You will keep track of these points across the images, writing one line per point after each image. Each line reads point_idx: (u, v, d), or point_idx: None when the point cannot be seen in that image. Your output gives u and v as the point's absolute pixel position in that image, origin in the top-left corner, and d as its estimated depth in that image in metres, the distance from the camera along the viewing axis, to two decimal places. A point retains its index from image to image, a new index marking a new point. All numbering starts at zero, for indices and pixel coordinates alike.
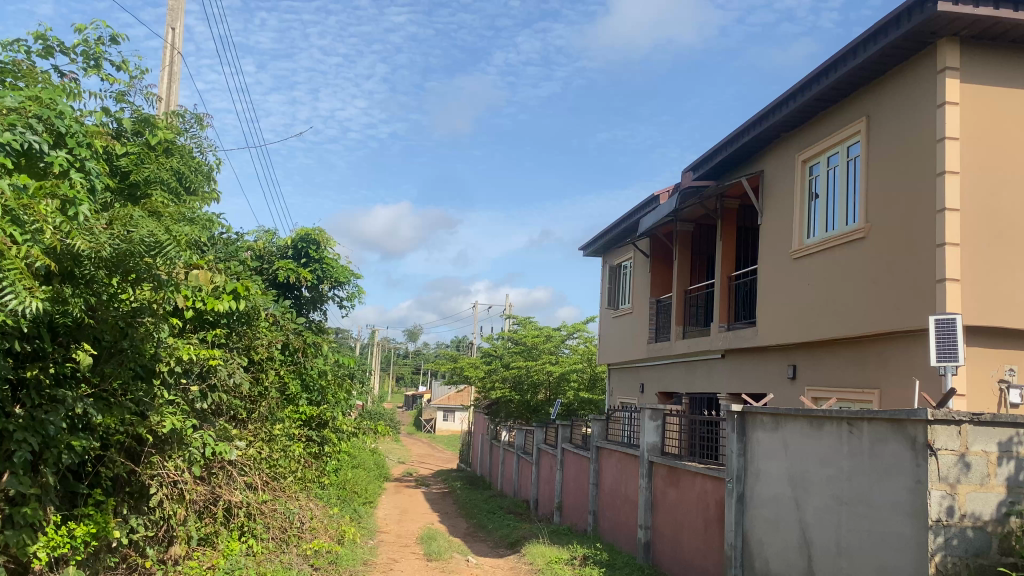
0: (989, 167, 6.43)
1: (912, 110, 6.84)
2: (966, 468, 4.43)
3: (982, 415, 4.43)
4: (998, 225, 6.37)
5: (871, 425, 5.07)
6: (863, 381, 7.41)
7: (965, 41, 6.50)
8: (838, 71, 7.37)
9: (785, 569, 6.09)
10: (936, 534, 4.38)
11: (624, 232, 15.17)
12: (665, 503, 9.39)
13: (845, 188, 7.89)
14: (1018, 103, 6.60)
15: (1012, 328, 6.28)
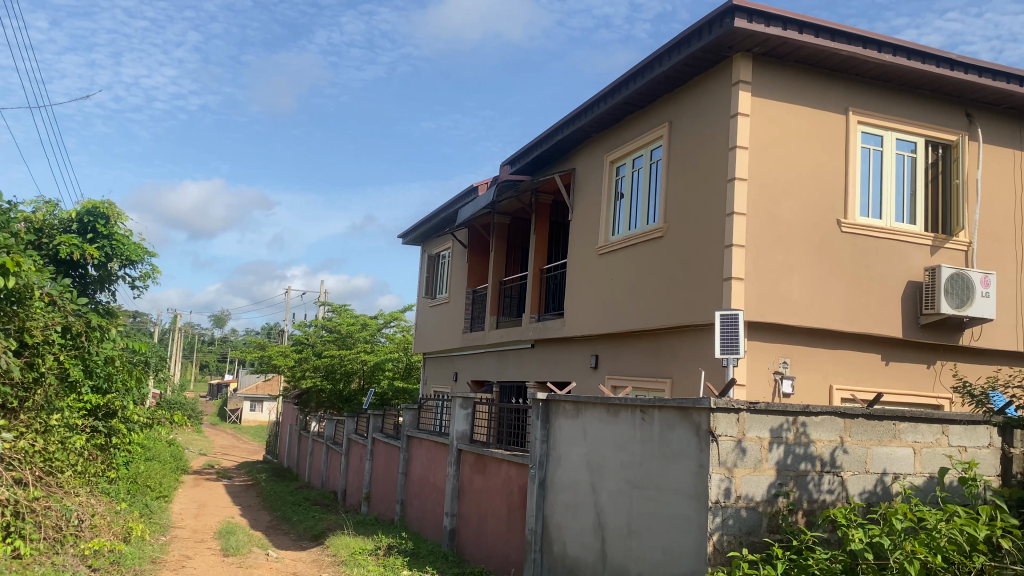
0: (773, 176, 6.96)
1: (709, 118, 7.30)
2: (742, 453, 4.77)
3: (757, 404, 4.79)
4: (777, 230, 6.91)
5: (661, 412, 5.35)
6: (657, 371, 7.83)
7: (757, 58, 7.00)
8: (644, 77, 7.72)
9: (580, 551, 6.33)
10: (714, 515, 4.68)
11: (442, 222, 15.19)
12: (471, 490, 9.49)
13: (648, 188, 8.29)
14: (804, 119, 7.14)
15: (788, 324, 6.83)
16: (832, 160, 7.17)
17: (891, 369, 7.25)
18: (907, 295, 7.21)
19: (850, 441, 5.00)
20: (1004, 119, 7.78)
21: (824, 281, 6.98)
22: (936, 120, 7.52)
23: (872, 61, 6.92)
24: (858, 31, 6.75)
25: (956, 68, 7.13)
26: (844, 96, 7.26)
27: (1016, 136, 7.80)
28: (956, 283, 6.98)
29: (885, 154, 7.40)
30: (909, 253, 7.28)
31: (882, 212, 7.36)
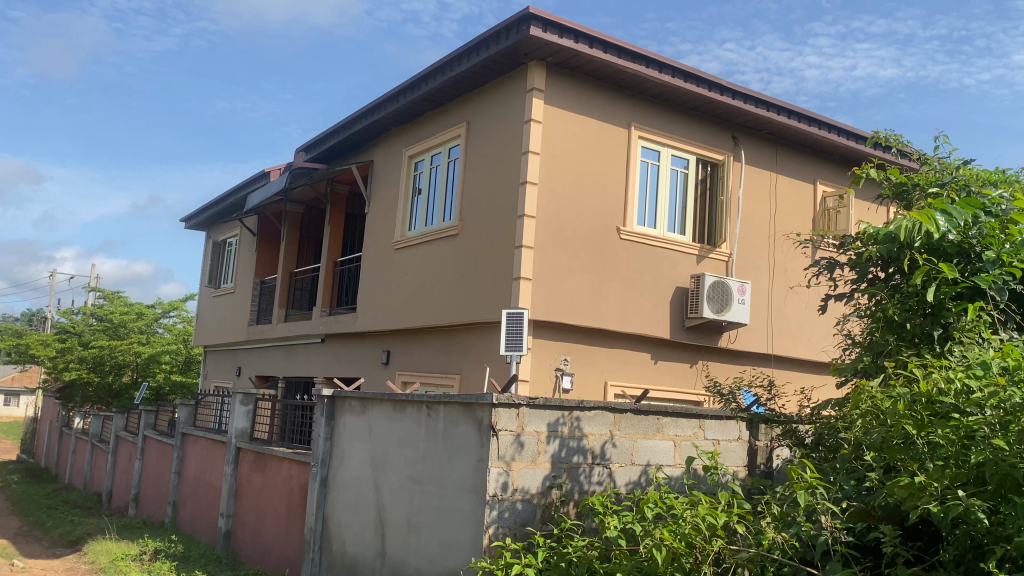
0: (562, 181, 7.24)
1: (504, 122, 7.48)
2: (520, 447, 4.90)
3: (536, 399, 4.95)
4: (564, 234, 7.19)
5: (446, 408, 5.39)
6: (445, 367, 7.91)
7: (550, 67, 7.25)
8: (443, 75, 7.76)
9: (360, 548, 6.25)
10: (492, 508, 4.78)
11: (230, 207, 14.45)
12: (249, 489, 9.09)
13: (444, 186, 8.35)
14: (592, 129, 7.48)
15: (569, 323, 7.14)
16: (615, 170, 7.57)
17: (659, 367, 7.77)
18: (675, 300, 7.77)
19: (619, 434, 5.30)
20: (764, 143, 8.58)
21: (604, 284, 7.36)
22: (706, 139, 8.16)
23: (653, 80, 7.41)
24: (641, 51, 7.19)
25: (724, 93, 7.81)
26: (628, 111, 7.70)
27: (774, 160, 8.64)
28: (717, 290, 7.64)
29: (661, 168, 7.92)
30: (678, 261, 7.85)
31: (656, 222, 7.88)
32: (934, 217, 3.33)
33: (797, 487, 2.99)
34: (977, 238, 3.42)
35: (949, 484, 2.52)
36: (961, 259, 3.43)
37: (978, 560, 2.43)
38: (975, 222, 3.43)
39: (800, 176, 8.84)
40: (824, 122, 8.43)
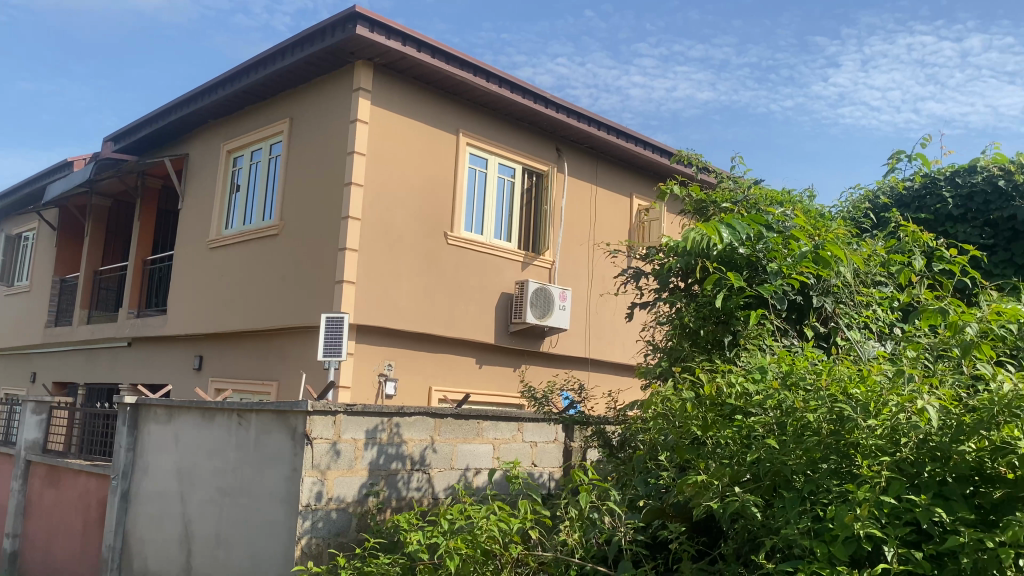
0: (388, 184, 7.15)
1: (328, 121, 7.30)
2: (336, 455, 4.77)
3: (354, 406, 4.84)
4: (389, 237, 7.11)
5: (258, 416, 5.17)
6: (262, 372, 7.59)
7: (377, 68, 7.15)
8: (265, 69, 7.47)
9: (163, 566, 5.87)
10: (304, 518, 4.61)
11: (26, 198, 13.24)
12: (40, 506, 8.33)
13: (265, 184, 8.03)
14: (419, 132, 7.43)
15: (393, 328, 7.05)
16: (442, 174, 7.56)
17: (483, 371, 7.84)
18: (500, 305, 7.89)
19: (438, 440, 5.29)
20: (585, 156, 8.90)
21: (429, 288, 7.34)
22: (531, 150, 8.35)
23: (480, 88, 7.50)
24: (468, 58, 7.25)
25: (549, 105, 8.04)
26: (455, 116, 7.73)
27: (594, 172, 8.98)
28: (540, 296, 7.83)
29: (489, 176, 8.01)
30: (503, 267, 7.96)
31: (482, 228, 7.95)
32: (716, 230, 3.59)
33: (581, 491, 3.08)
34: (763, 251, 3.70)
35: (727, 482, 2.69)
36: (749, 270, 3.71)
37: (752, 552, 2.60)
38: (760, 237, 3.71)
39: (618, 189, 9.24)
40: (641, 139, 8.86)
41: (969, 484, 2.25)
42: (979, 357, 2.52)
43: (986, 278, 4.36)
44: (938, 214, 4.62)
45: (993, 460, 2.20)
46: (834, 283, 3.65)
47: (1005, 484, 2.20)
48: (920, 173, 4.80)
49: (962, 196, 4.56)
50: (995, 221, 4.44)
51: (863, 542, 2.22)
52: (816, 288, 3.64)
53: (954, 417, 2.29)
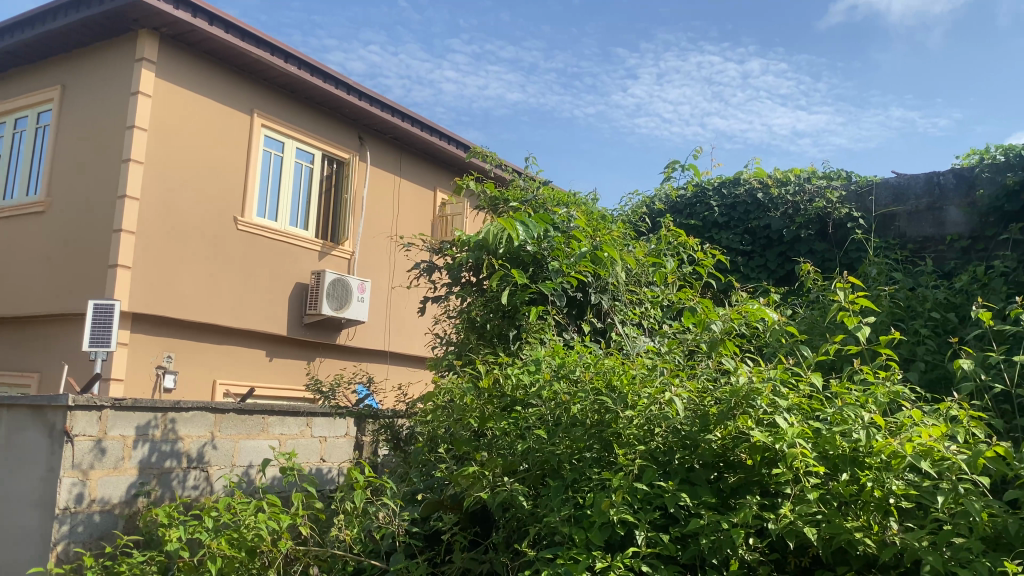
0: (172, 163, 6.70)
1: (105, 91, 6.73)
2: (101, 453, 4.26)
3: (123, 400, 4.35)
4: (172, 220, 6.67)
5: (8, 412, 4.43)
6: (20, 363, 6.86)
7: (164, 38, 6.68)
8: (32, 29, 6.76)
9: None
10: (61, 523, 4.04)
11: None
12: None
13: (29, 155, 7.26)
14: (209, 110, 7.02)
15: (174, 318, 6.63)
16: (234, 157, 7.20)
17: (273, 364, 7.56)
18: (293, 295, 7.63)
19: (219, 436, 4.96)
20: (388, 147, 8.80)
21: (216, 276, 6.97)
22: (331, 137, 8.14)
23: (277, 69, 7.21)
24: (265, 36, 6.94)
25: (351, 92, 7.88)
26: (250, 97, 7.38)
27: (397, 163, 8.91)
28: (336, 287, 7.65)
29: (285, 160, 7.72)
30: (299, 256, 7.71)
31: (277, 215, 7.66)
32: (513, 227, 3.59)
33: (358, 484, 3.03)
34: (547, 249, 3.79)
35: (499, 472, 2.75)
36: (534, 266, 3.79)
37: (518, 541, 2.68)
38: (546, 236, 3.79)
39: (421, 182, 9.22)
40: (444, 133, 8.91)
41: (715, 469, 2.44)
42: (724, 353, 2.73)
43: (743, 282, 4.77)
44: (706, 221, 5.00)
45: (733, 447, 2.39)
46: (611, 281, 3.83)
47: (742, 470, 2.40)
48: (692, 183, 5.15)
49: (726, 206, 4.97)
50: (753, 229, 4.86)
51: (617, 527, 2.33)
52: (594, 285, 3.80)
53: (699, 408, 2.46)
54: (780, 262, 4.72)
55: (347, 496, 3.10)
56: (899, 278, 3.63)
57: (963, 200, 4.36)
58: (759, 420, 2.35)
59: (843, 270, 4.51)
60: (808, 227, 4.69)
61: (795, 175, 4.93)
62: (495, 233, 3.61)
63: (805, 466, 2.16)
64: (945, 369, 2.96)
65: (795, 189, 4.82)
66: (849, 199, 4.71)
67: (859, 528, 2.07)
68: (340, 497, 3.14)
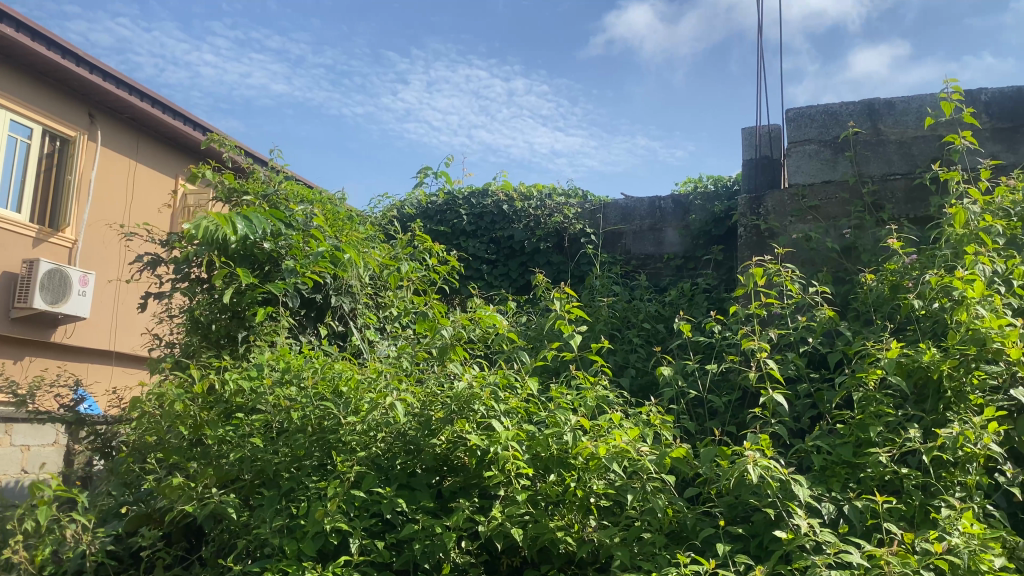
0: None
1: None
2: None
3: None
4: None
5: None
6: None
7: None
8: None
9: None
10: None
11: None
12: None
13: None
14: None
15: None
16: None
17: None
18: None
19: None
20: (123, 127, 8.07)
21: None
22: (55, 112, 7.31)
23: None
24: None
25: (81, 64, 7.12)
26: None
27: (134, 145, 8.21)
28: (53, 278, 6.88)
29: None
30: (8, 242, 6.82)
31: None
32: (230, 222, 3.34)
33: (41, 499, 2.65)
34: (285, 247, 3.60)
35: (211, 483, 2.57)
36: (269, 265, 3.58)
37: (227, 555, 2.52)
38: (281, 233, 3.60)
39: (159, 168, 8.55)
40: (189, 118, 8.33)
41: (436, 474, 2.46)
42: (453, 359, 2.71)
43: (486, 289, 4.88)
44: (454, 229, 5.05)
45: (454, 451, 2.41)
46: (350, 284, 3.72)
47: (460, 474, 2.44)
48: (443, 190, 5.21)
49: (474, 215, 5.07)
50: (498, 239, 5.01)
51: (330, 536, 2.24)
52: (332, 287, 3.66)
53: (422, 414, 2.45)
54: (521, 271, 4.89)
55: (28, 513, 2.71)
56: (620, 292, 3.89)
57: (679, 223, 4.78)
58: (476, 424, 2.38)
59: (575, 281, 4.77)
60: (547, 240, 4.91)
61: (538, 190, 5.12)
62: (210, 227, 3.35)
63: (517, 468, 2.23)
64: (651, 377, 3.19)
65: (537, 203, 5.02)
66: (583, 217, 5.00)
67: (561, 528, 2.17)
68: (20, 516, 2.73)
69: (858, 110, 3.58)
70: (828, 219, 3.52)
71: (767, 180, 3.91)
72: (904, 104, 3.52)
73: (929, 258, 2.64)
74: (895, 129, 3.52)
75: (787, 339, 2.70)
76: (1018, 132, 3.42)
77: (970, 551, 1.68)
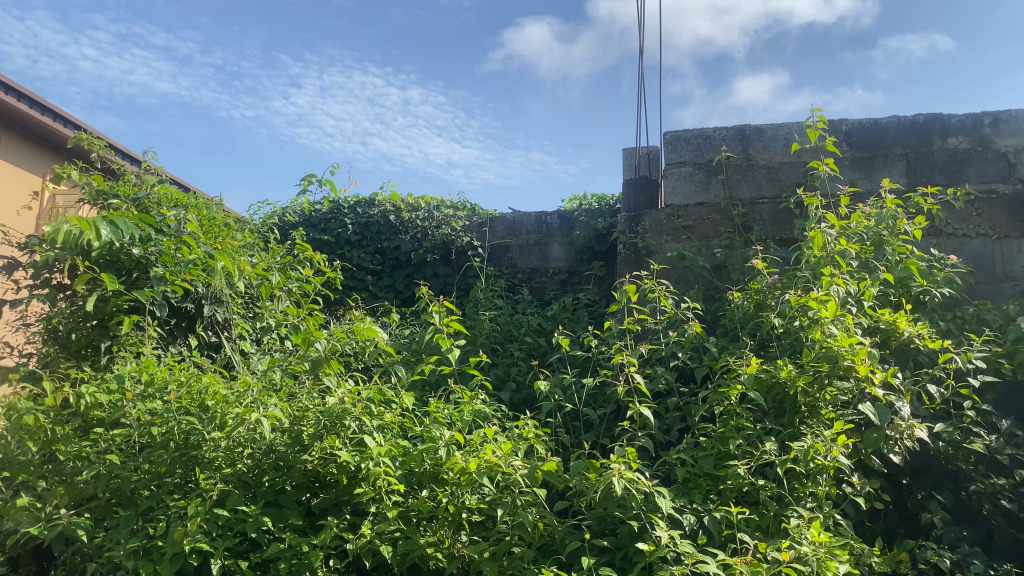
0: None
1: None
2: None
3: None
4: None
5: None
6: None
7: None
8: None
9: None
10: None
11: None
12: None
13: None
14: None
15: None
16: None
17: None
18: None
19: None
20: None
21: None
22: None
23: None
24: None
25: None
26: None
27: None
28: None
29: None
30: None
31: None
32: (93, 226, 3.03)
33: None
34: (155, 254, 3.44)
35: (62, 503, 2.42)
36: (137, 271, 3.43)
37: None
38: (151, 239, 3.43)
39: (22, 166, 8.04)
40: (58, 114, 7.88)
41: (306, 491, 2.40)
42: (328, 373, 2.63)
43: (370, 300, 4.80)
44: (339, 238, 4.96)
45: (324, 467, 2.36)
46: (224, 293, 3.60)
47: (331, 491, 2.39)
48: (328, 199, 5.12)
49: (359, 225, 4.99)
50: (384, 250, 4.95)
51: (189, 557, 2.14)
52: (204, 297, 3.52)
53: (292, 429, 2.37)
54: (406, 283, 4.85)
55: None
56: (503, 306, 3.92)
57: (564, 239, 4.86)
58: (347, 440, 2.34)
59: (460, 294, 4.76)
60: (434, 252, 4.89)
61: (425, 202, 5.10)
62: (70, 231, 3.02)
63: (388, 485, 2.19)
64: (530, 392, 3.21)
65: (424, 215, 4.99)
66: (471, 230, 5.00)
67: (432, 544, 2.16)
68: None
69: (730, 135, 3.72)
70: (701, 238, 3.68)
71: (646, 200, 4.03)
72: (772, 131, 3.69)
73: (790, 278, 2.78)
74: (764, 154, 3.67)
75: (658, 353, 2.79)
76: (875, 161, 3.66)
77: (818, 559, 1.78)
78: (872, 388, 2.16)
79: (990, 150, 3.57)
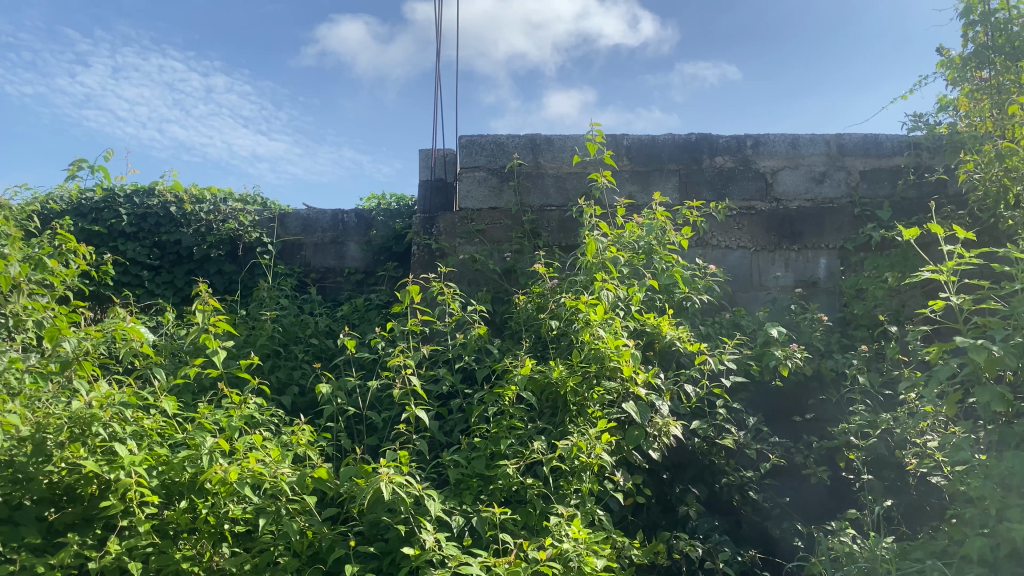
0: None
1: None
2: None
3: None
4: None
5: None
6: None
7: None
8: None
9: None
10: None
11: None
12: None
13: None
14: None
15: None
16: None
17: None
18: None
19: None
20: None
21: None
22: None
23: None
24: None
25: None
26: None
27: None
28: None
29: None
30: None
31: None
32: None
33: None
34: None
35: None
36: None
37: None
38: None
39: None
40: None
41: (49, 506, 2.16)
42: (80, 375, 2.45)
43: (145, 297, 4.46)
44: (111, 229, 4.56)
45: (70, 480, 2.16)
46: None
47: (80, 505, 2.18)
48: (100, 186, 4.69)
49: (135, 216, 4.62)
50: (162, 244, 4.61)
51: None
52: None
53: (31, 437, 2.12)
54: (186, 280, 4.56)
55: None
56: (287, 306, 3.77)
57: (360, 238, 4.78)
58: (95, 449, 2.15)
59: (245, 292, 4.54)
60: (218, 248, 4.63)
61: (211, 194, 4.81)
62: None
63: (140, 497, 2.02)
64: (313, 395, 3.11)
65: (209, 207, 4.71)
66: (261, 225, 4.78)
67: (188, 557, 2.03)
68: None
69: (522, 144, 3.84)
70: (493, 243, 3.73)
71: (440, 201, 4.02)
72: (560, 142, 3.84)
73: (568, 283, 2.87)
74: (552, 165, 3.82)
75: (443, 355, 2.80)
76: (651, 175, 3.88)
77: (578, 554, 1.84)
78: (634, 388, 2.31)
79: (752, 169, 3.89)
